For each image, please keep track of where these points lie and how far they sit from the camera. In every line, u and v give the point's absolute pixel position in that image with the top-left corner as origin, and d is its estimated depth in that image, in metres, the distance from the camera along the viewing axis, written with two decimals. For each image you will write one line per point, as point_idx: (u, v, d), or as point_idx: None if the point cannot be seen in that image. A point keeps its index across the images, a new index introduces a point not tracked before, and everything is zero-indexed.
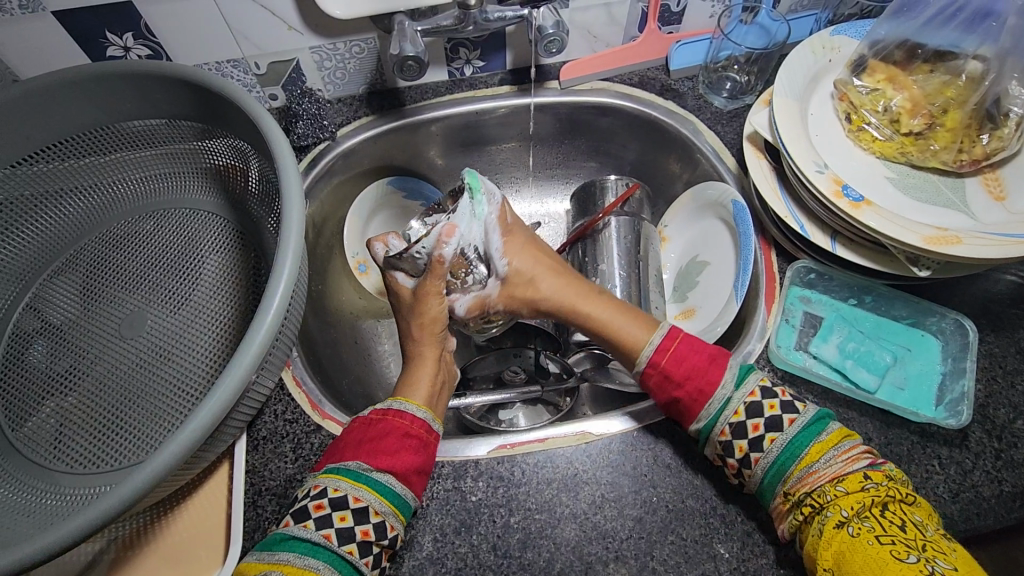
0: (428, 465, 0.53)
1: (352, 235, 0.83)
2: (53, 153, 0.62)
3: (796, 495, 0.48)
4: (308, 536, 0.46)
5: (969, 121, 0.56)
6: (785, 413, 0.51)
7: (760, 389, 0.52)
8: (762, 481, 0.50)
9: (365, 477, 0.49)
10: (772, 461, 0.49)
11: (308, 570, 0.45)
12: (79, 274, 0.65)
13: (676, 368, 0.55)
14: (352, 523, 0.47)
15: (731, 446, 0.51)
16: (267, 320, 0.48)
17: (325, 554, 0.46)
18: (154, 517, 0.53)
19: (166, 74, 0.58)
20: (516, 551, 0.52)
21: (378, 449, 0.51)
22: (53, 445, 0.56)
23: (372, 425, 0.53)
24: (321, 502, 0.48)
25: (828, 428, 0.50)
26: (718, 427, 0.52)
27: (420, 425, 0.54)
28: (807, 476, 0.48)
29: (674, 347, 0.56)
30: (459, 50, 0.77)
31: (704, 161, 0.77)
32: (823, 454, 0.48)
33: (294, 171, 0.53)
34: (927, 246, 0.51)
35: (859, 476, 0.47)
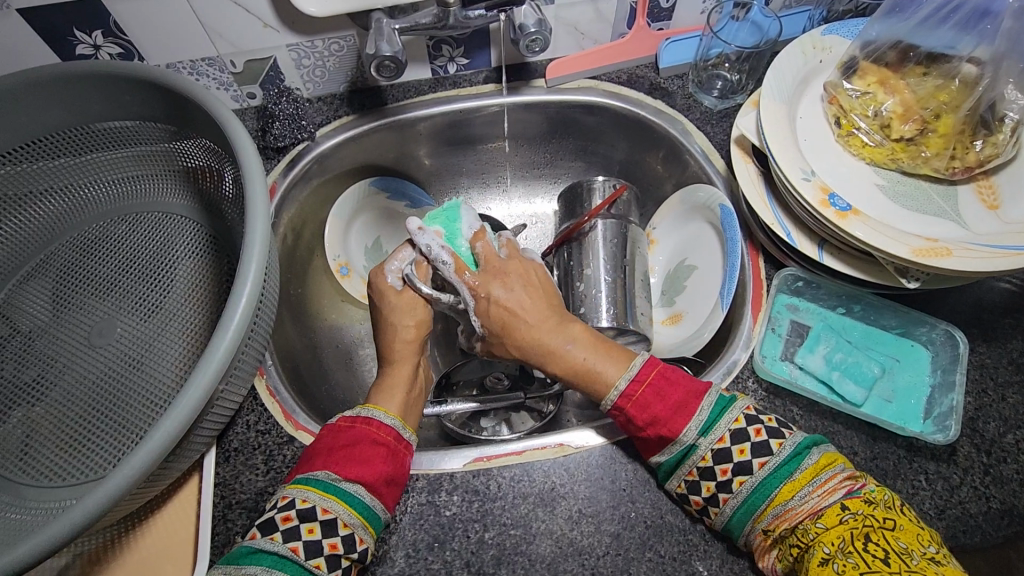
0: (400, 475, 0.51)
1: (334, 237, 0.82)
2: (18, 156, 0.60)
3: (775, 533, 0.47)
4: (275, 550, 0.45)
5: (963, 126, 0.53)
6: (754, 457, 0.48)
7: (730, 435, 0.49)
8: (731, 520, 0.48)
9: (334, 487, 0.48)
10: (743, 500, 0.47)
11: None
12: (49, 280, 0.63)
13: (647, 404, 0.51)
14: (321, 536, 0.46)
15: (697, 485, 0.49)
16: (228, 337, 0.46)
17: (292, 567, 0.45)
18: (122, 531, 0.53)
19: (133, 75, 0.56)
20: (490, 567, 0.51)
21: (347, 458, 0.50)
22: (19, 457, 0.54)
23: (340, 433, 0.52)
24: (288, 514, 0.47)
25: (803, 463, 0.47)
26: (684, 467, 0.50)
27: (388, 433, 0.52)
28: (783, 514, 0.46)
29: (649, 381, 0.52)
30: (442, 48, 0.74)
31: (693, 163, 0.75)
32: (798, 491, 0.46)
33: (260, 180, 0.51)
34: (916, 258, 0.49)
35: (837, 508, 0.45)
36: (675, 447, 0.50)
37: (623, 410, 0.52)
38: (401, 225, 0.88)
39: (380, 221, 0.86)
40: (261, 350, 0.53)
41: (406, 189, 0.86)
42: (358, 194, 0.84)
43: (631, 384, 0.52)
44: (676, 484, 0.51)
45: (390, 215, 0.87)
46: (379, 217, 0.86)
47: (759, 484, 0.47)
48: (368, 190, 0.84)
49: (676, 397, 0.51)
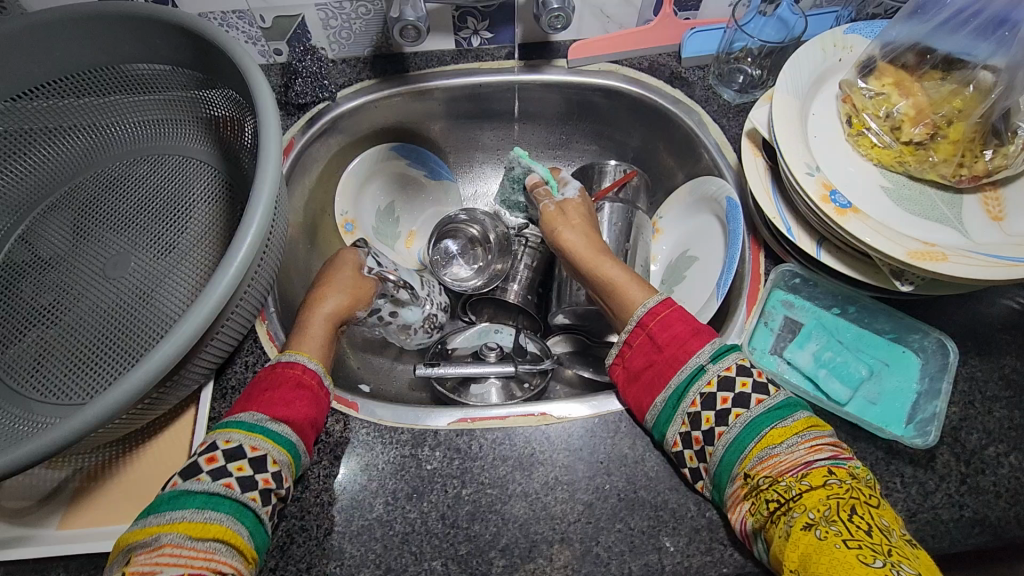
0: (319, 418, 0.53)
1: (347, 193, 0.84)
2: (51, 90, 0.62)
3: (755, 479, 0.47)
4: (206, 489, 0.44)
5: (973, 134, 0.53)
6: (753, 393, 0.50)
7: (737, 366, 0.52)
8: (720, 461, 0.49)
9: (261, 428, 0.48)
10: (733, 437, 0.49)
11: (208, 524, 0.42)
12: (72, 211, 0.66)
13: (659, 336, 0.56)
14: (251, 472, 0.46)
15: (699, 418, 0.51)
16: (228, 277, 0.47)
17: (225, 506, 0.44)
18: (120, 452, 0.56)
19: (164, 19, 0.58)
20: (464, 522, 0.53)
21: (271, 400, 0.51)
22: (31, 374, 0.57)
23: (262, 379, 0.53)
24: (213, 455, 0.46)
25: (795, 414, 0.49)
26: (689, 396, 0.52)
27: (311, 377, 0.54)
28: (767, 459, 0.47)
29: (662, 315, 0.56)
30: (467, 20, 0.75)
31: (706, 155, 0.75)
32: (786, 439, 0.47)
33: (275, 130, 0.53)
34: (911, 260, 0.50)
35: (823, 470, 0.45)
36: (685, 369, 0.53)
37: (636, 342, 0.57)
38: (413, 191, 0.90)
39: (396, 185, 0.89)
40: (263, 292, 0.55)
41: (421, 155, 0.88)
42: (378, 157, 0.85)
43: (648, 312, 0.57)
44: (678, 422, 0.53)
45: (402, 179, 0.89)
46: (393, 180, 0.88)
47: (753, 420, 0.49)
48: (388, 155, 0.86)
49: (682, 332, 0.55)
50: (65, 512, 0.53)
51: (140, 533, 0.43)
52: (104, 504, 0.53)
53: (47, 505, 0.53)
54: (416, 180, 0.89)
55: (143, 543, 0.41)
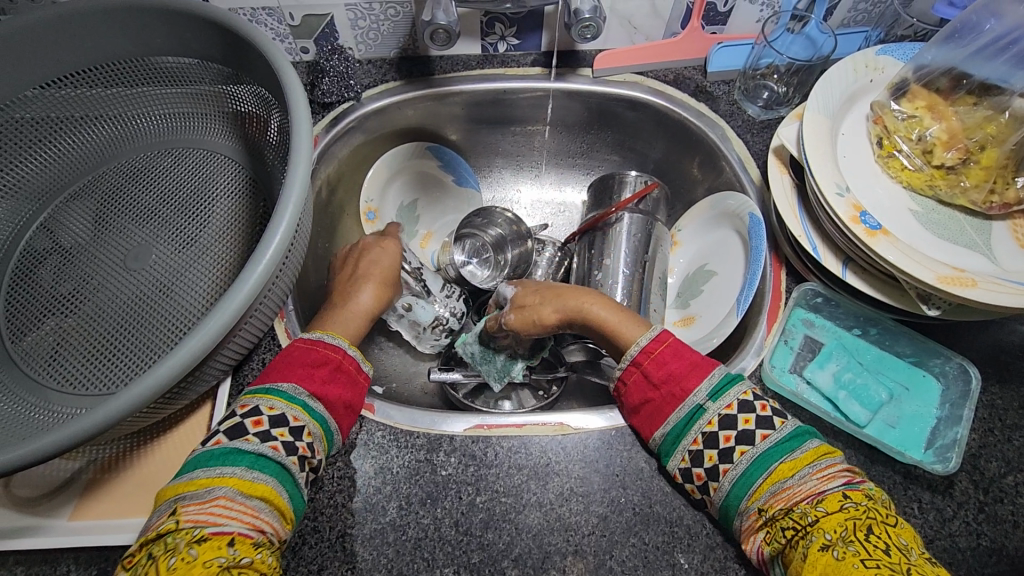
0: (355, 401, 0.54)
1: (374, 182, 0.83)
2: (80, 80, 0.62)
3: (769, 512, 0.46)
4: (253, 451, 0.46)
5: (1006, 160, 0.53)
6: (758, 429, 0.49)
7: (738, 403, 0.51)
8: (729, 495, 0.49)
9: (300, 400, 0.50)
10: (740, 474, 0.48)
11: (255, 483, 0.44)
12: (94, 200, 0.66)
13: (655, 375, 0.54)
14: (292, 439, 0.48)
15: (700, 456, 0.51)
16: (256, 274, 0.47)
17: (269, 468, 0.46)
18: (135, 445, 0.55)
19: (197, 13, 0.58)
20: (477, 530, 0.53)
21: (313, 377, 0.52)
22: (48, 362, 0.57)
23: (304, 352, 0.54)
24: (259, 419, 0.48)
25: (805, 444, 0.48)
26: (690, 435, 0.51)
27: (350, 362, 0.55)
28: (780, 492, 0.46)
29: (658, 353, 0.55)
30: (495, 26, 0.75)
31: (728, 170, 0.75)
32: (797, 471, 0.46)
33: (306, 128, 0.53)
34: (941, 285, 0.49)
35: (837, 495, 0.44)
36: (684, 409, 0.52)
37: (631, 381, 0.56)
38: (436, 192, 0.89)
39: (421, 185, 0.88)
40: (285, 290, 0.55)
41: (446, 154, 0.87)
42: (412, 154, 0.85)
43: (643, 351, 0.55)
44: (679, 457, 0.52)
45: (427, 179, 0.88)
46: (415, 180, 0.88)
47: (760, 455, 0.48)
48: (422, 154, 0.86)
49: (678, 370, 0.54)
50: (78, 502, 0.53)
51: (186, 486, 0.44)
52: (116, 497, 0.53)
53: (60, 496, 0.53)
54: (439, 179, 0.89)
55: (192, 497, 0.43)
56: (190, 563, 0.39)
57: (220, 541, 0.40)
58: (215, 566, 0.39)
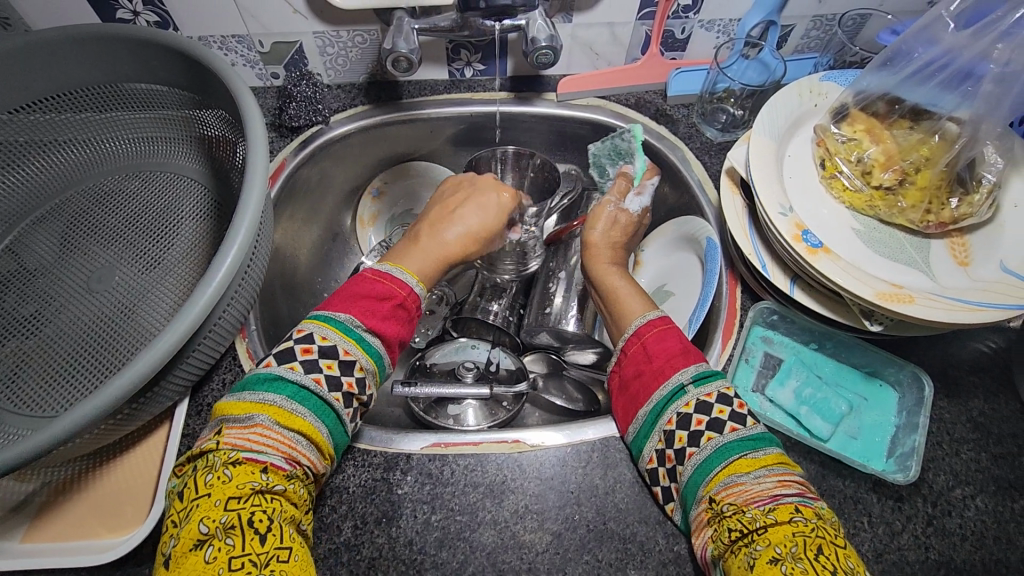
0: (406, 336, 0.56)
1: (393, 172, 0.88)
2: (49, 105, 0.64)
3: (719, 504, 0.47)
4: (297, 381, 0.47)
5: (940, 182, 0.55)
6: (729, 421, 0.50)
7: (718, 394, 0.52)
8: (688, 481, 0.50)
9: (355, 333, 0.51)
10: (702, 459, 0.49)
11: (295, 416, 0.46)
12: (61, 223, 0.67)
13: (653, 348, 0.57)
14: (339, 373, 0.49)
15: (672, 436, 0.52)
16: (207, 294, 0.48)
17: (311, 402, 0.47)
18: (92, 465, 0.56)
19: (163, 42, 0.60)
20: (431, 549, 0.53)
21: (370, 311, 0.53)
22: (7, 383, 0.57)
23: (367, 282, 0.55)
24: (308, 347, 0.49)
25: (767, 448, 0.49)
26: (666, 414, 0.53)
27: (411, 300, 0.57)
28: (733, 486, 0.47)
29: (659, 329, 0.58)
30: (460, 52, 0.78)
31: (688, 191, 0.77)
32: (755, 470, 0.47)
33: (263, 152, 0.54)
34: (880, 302, 0.51)
35: (790, 506, 0.44)
36: (667, 386, 0.54)
37: (631, 351, 0.59)
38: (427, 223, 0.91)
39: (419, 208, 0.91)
40: (244, 311, 0.56)
41: None
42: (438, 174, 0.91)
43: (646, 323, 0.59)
44: (654, 439, 0.53)
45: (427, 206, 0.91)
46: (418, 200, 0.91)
47: (723, 445, 0.49)
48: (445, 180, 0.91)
49: (674, 347, 0.57)
50: (31, 524, 0.52)
51: (233, 407, 0.46)
52: (71, 518, 0.53)
53: (13, 518, 0.53)
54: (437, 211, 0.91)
55: (235, 419, 0.45)
56: (225, 483, 0.42)
57: (255, 468, 0.43)
58: (247, 489, 0.42)
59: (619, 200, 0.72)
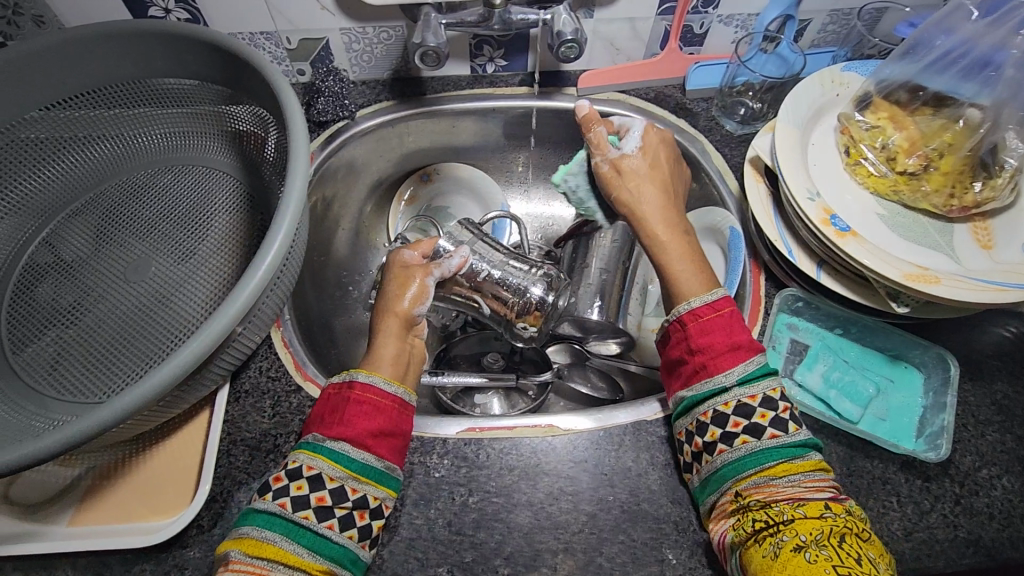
0: (387, 429, 0.54)
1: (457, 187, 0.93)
2: (85, 101, 0.65)
3: (746, 498, 0.49)
4: (265, 508, 0.48)
5: (962, 167, 0.56)
6: (770, 427, 0.51)
7: (763, 396, 0.52)
8: (717, 470, 0.51)
9: (323, 448, 0.51)
10: (735, 458, 0.51)
11: (265, 544, 0.46)
12: (96, 216, 0.68)
13: (698, 338, 0.56)
14: (308, 491, 0.49)
15: (705, 428, 0.53)
16: (254, 279, 0.49)
17: (281, 524, 0.47)
18: (133, 451, 0.57)
19: (200, 38, 0.61)
20: (470, 530, 0.54)
21: (334, 422, 0.53)
22: (49, 372, 0.58)
23: (331, 399, 0.55)
24: (279, 475, 0.50)
25: (807, 455, 0.50)
26: (704, 406, 0.53)
27: (379, 395, 0.54)
28: (764, 486, 0.49)
29: (705, 318, 0.56)
30: (483, 48, 0.79)
31: (709, 182, 0.78)
32: (791, 474, 0.49)
33: (303, 143, 0.55)
34: (906, 282, 0.52)
35: (819, 504, 0.47)
36: (709, 382, 0.54)
37: (677, 335, 0.58)
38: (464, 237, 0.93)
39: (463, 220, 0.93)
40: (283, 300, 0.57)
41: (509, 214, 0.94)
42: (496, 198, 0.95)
43: (690, 313, 0.57)
44: (688, 419, 0.55)
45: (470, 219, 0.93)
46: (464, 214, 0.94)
47: (763, 450, 0.50)
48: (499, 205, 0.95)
49: (722, 340, 0.55)
50: (76, 509, 0.54)
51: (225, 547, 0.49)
52: (114, 503, 0.54)
53: (58, 502, 0.54)
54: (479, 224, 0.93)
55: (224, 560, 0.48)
56: None
57: None
58: None
59: (608, 152, 0.68)
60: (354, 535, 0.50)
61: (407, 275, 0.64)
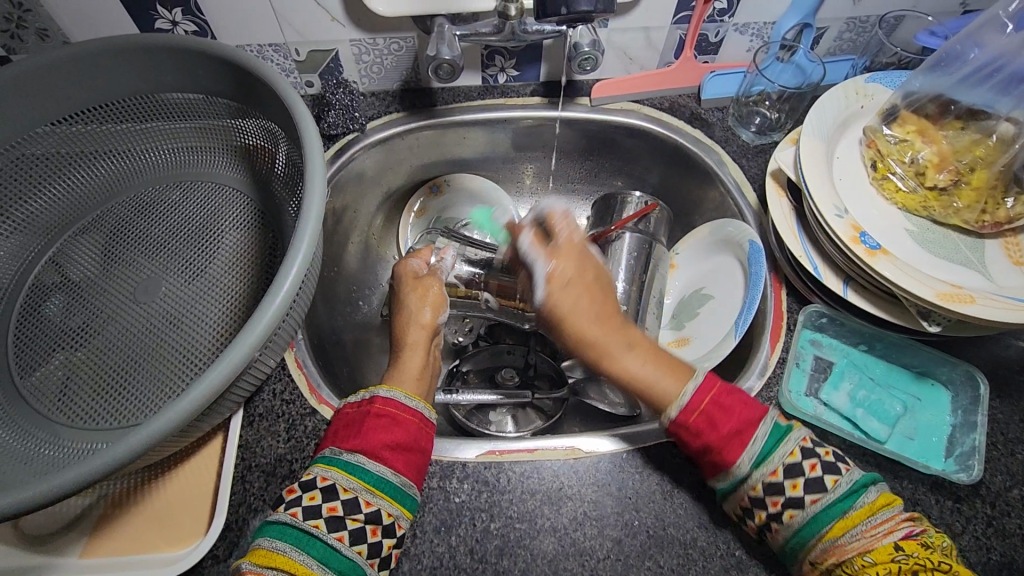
0: (407, 441, 0.53)
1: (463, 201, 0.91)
2: (91, 117, 0.64)
3: (821, 567, 0.46)
4: (279, 519, 0.47)
5: (995, 182, 0.56)
6: (807, 493, 0.47)
7: (784, 469, 0.48)
8: (784, 545, 0.48)
9: (338, 460, 0.50)
10: (794, 531, 0.47)
11: (274, 552, 0.45)
12: (103, 234, 0.67)
13: (699, 437, 0.50)
14: (320, 501, 0.48)
15: (751, 513, 0.49)
16: (275, 304, 0.48)
17: (292, 535, 0.46)
18: (146, 479, 0.55)
19: (209, 52, 0.60)
20: (493, 557, 0.53)
21: (352, 434, 0.52)
22: (57, 398, 0.57)
23: (349, 414, 0.55)
24: (293, 488, 0.49)
25: (861, 499, 0.46)
26: (737, 495, 0.49)
27: (397, 408, 0.54)
28: (833, 549, 0.45)
29: (698, 414, 0.50)
30: (495, 58, 0.77)
31: (725, 194, 0.77)
32: (851, 528, 0.45)
33: (319, 161, 0.54)
34: (940, 301, 0.52)
35: (889, 546, 0.44)
36: (728, 478, 0.50)
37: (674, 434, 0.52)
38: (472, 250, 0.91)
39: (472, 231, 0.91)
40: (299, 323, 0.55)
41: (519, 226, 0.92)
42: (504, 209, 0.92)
43: (683, 413, 0.51)
44: (733, 504, 0.51)
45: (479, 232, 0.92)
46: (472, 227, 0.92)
47: (813, 518, 0.46)
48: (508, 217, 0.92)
49: (730, 427, 0.50)
50: (89, 539, 0.52)
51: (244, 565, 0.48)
52: (127, 533, 0.53)
53: (70, 532, 0.53)
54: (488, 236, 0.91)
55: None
56: None
57: None
58: None
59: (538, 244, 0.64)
60: (364, 551, 0.47)
61: (424, 285, 0.69)
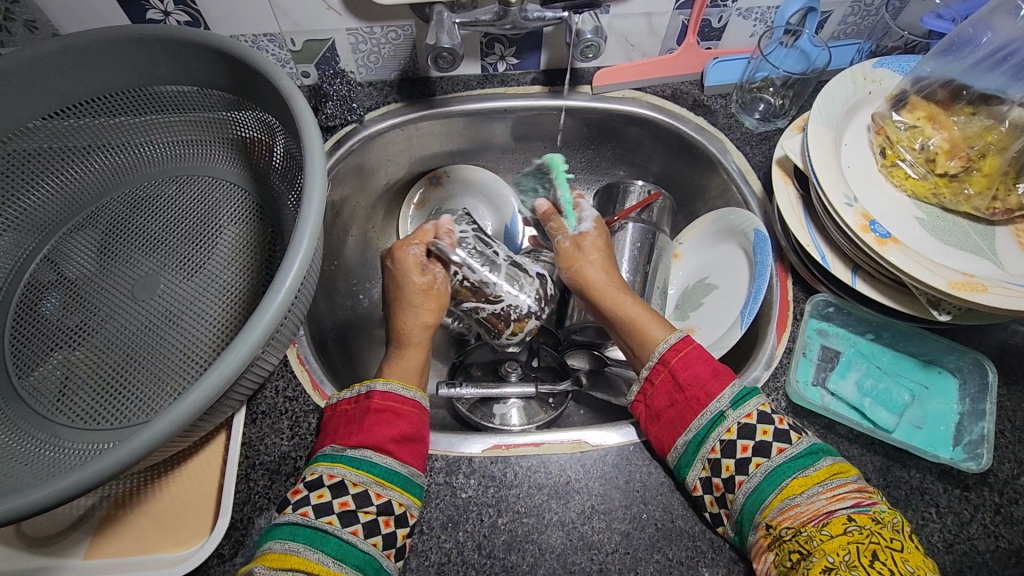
0: (410, 430, 0.53)
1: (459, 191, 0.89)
2: (83, 111, 0.62)
3: (777, 530, 0.47)
4: (288, 520, 0.47)
5: (1008, 168, 0.56)
6: (775, 442, 0.51)
7: (757, 413, 0.52)
8: (742, 508, 0.49)
9: (343, 456, 0.51)
10: (754, 487, 0.49)
11: (288, 555, 0.45)
12: (98, 231, 0.65)
13: (681, 374, 0.56)
14: (330, 497, 0.48)
15: (718, 465, 0.51)
16: (278, 299, 0.47)
17: (304, 536, 0.46)
18: (151, 478, 0.55)
19: (204, 44, 0.58)
20: (500, 552, 0.52)
21: (352, 430, 0.53)
22: (56, 398, 0.56)
23: (345, 411, 0.54)
24: (297, 488, 0.49)
25: (818, 462, 0.49)
26: (709, 442, 0.52)
27: (393, 399, 0.54)
28: (789, 509, 0.47)
29: (683, 352, 0.58)
30: (495, 46, 0.76)
31: (730, 183, 0.76)
32: (808, 488, 0.48)
33: (319, 154, 0.53)
34: (952, 291, 0.52)
35: (843, 518, 0.46)
36: (706, 415, 0.53)
37: (659, 379, 0.57)
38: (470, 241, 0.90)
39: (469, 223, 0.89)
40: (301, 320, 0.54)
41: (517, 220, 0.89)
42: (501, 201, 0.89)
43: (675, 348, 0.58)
44: (698, 467, 0.52)
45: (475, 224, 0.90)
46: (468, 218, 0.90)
47: (774, 469, 0.49)
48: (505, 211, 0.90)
49: (711, 365, 0.56)
50: (93, 540, 0.52)
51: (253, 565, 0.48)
52: (133, 532, 0.52)
53: (74, 533, 0.52)
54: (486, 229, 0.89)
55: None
56: None
57: None
58: None
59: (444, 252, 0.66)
60: (379, 543, 0.48)
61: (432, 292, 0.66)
